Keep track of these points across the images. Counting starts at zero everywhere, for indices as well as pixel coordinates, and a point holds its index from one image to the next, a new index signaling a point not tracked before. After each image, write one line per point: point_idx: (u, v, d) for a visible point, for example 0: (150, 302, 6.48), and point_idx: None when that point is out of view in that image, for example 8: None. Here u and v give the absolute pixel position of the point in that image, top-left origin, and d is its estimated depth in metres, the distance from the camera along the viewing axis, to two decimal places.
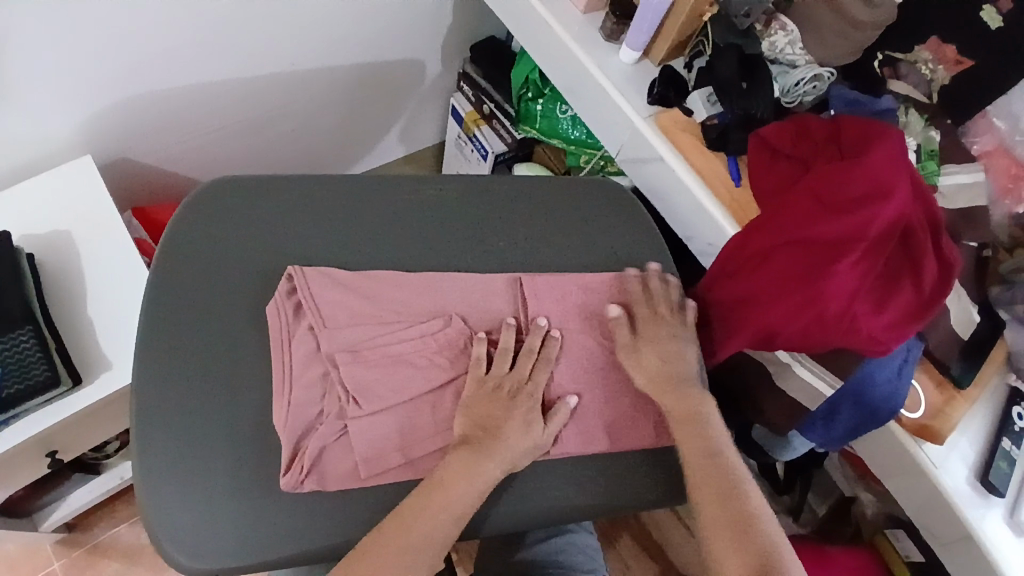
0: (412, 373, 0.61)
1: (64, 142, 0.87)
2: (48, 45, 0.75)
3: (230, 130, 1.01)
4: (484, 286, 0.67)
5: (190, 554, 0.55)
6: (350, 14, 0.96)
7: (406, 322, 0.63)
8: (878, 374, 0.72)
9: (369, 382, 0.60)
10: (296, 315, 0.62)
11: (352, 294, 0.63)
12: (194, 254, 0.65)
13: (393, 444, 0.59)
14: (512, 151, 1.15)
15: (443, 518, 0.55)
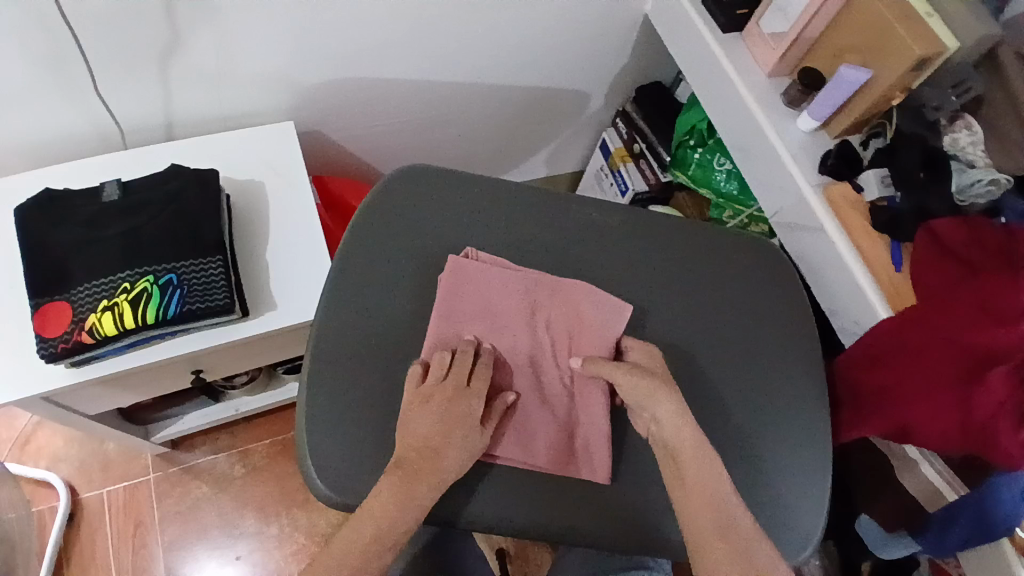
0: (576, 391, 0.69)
1: (272, 106, 0.97)
2: (285, 23, 0.85)
3: (407, 124, 1.10)
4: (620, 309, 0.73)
5: (332, 488, 0.64)
6: (536, 42, 1.03)
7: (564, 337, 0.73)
8: (1004, 489, 0.65)
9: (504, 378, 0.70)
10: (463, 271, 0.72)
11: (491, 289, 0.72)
12: (383, 226, 0.75)
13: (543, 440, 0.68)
14: (652, 192, 1.16)
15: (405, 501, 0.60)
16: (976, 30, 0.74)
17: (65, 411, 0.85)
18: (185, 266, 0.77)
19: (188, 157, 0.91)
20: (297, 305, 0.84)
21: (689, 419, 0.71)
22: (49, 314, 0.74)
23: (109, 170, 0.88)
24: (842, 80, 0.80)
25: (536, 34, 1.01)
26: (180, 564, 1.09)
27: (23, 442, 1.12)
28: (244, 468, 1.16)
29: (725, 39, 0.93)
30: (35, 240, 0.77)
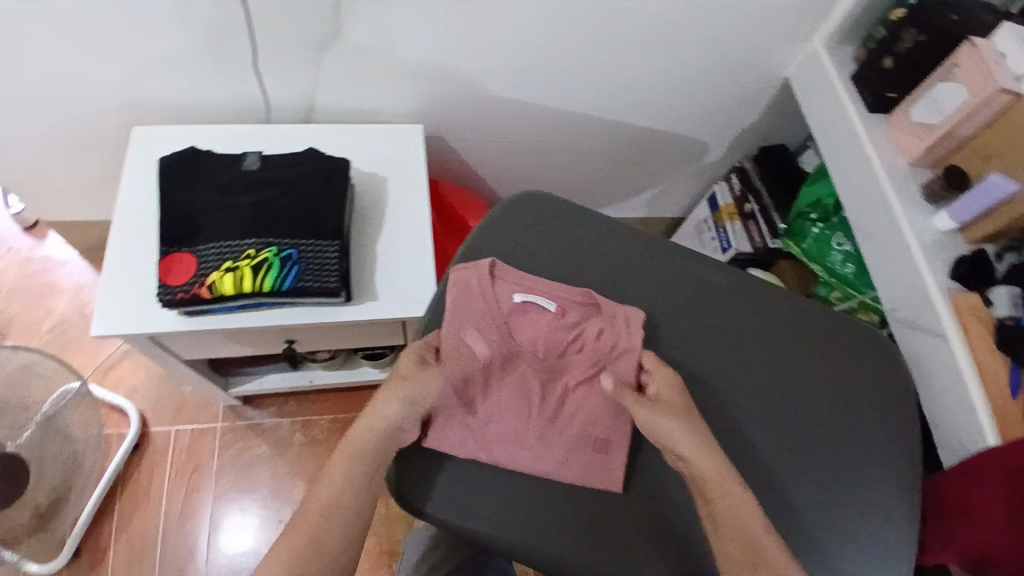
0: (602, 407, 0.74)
1: (405, 108, 1.01)
2: (435, 32, 0.88)
3: (525, 146, 1.12)
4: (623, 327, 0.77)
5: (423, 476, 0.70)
6: (662, 93, 1.04)
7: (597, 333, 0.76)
8: None
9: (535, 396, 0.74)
10: (478, 298, 0.76)
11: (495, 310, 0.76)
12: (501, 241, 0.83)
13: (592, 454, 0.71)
14: (756, 255, 1.15)
15: (359, 446, 0.66)
16: None
17: (163, 355, 0.90)
18: (306, 245, 0.80)
19: (322, 142, 0.95)
20: (396, 301, 0.86)
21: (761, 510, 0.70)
22: (175, 263, 0.78)
23: (250, 140, 0.94)
24: (983, 188, 0.77)
25: (664, 86, 1.03)
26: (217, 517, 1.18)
27: (106, 368, 1.25)
28: (303, 438, 1.24)
29: (867, 119, 0.90)
30: (174, 193, 0.82)
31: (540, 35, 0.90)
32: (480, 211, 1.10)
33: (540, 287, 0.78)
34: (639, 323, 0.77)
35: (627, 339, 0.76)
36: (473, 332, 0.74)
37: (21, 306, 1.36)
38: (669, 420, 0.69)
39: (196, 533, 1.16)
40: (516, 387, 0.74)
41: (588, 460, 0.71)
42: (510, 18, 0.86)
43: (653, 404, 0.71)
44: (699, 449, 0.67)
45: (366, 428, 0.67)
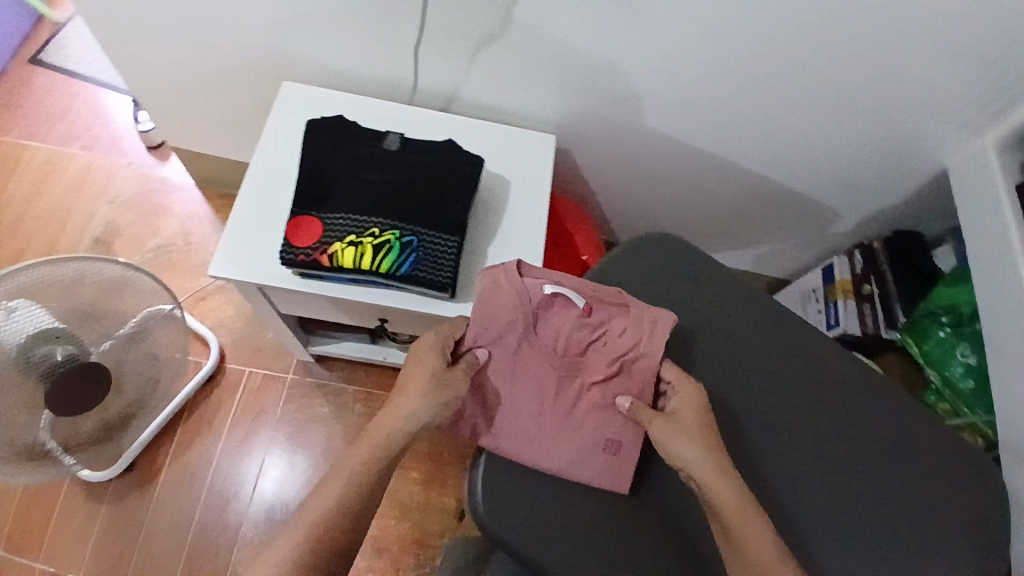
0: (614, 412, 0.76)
1: (544, 114, 1.02)
2: (596, 48, 0.88)
3: (648, 174, 1.11)
4: (647, 336, 0.77)
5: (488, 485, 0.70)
6: (799, 151, 1.02)
7: (620, 331, 0.78)
8: None
9: (548, 388, 0.76)
10: (502, 295, 0.75)
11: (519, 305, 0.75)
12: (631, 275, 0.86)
13: (600, 452, 0.74)
14: (864, 341, 1.11)
15: (375, 447, 0.72)
16: None
17: (265, 305, 0.94)
18: (427, 234, 0.81)
19: (458, 132, 0.97)
20: None
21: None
22: (301, 225, 0.81)
23: (391, 118, 0.96)
24: None
25: (805, 147, 1.00)
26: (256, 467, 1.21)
27: (199, 297, 1.35)
28: (363, 408, 1.28)
29: None
30: (315, 156, 0.85)
31: (697, 70, 0.89)
32: (590, 232, 1.10)
33: (569, 283, 0.78)
34: (667, 324, 0.77)
35: (645, 343, 0.77)
36: (502, 324, 0.75)
37: (135, 219, 1.45)
38: (687, 446, 0.70)
39: (249, 470, 1.21)
40: (535, 376, 0.76)
41: (603, 461, 0.73)
42: (676, 49, 0.86)
43: (668, 422, 0.72)
44: (716, 472, 0.68)
45: (382, 430, 0.72)
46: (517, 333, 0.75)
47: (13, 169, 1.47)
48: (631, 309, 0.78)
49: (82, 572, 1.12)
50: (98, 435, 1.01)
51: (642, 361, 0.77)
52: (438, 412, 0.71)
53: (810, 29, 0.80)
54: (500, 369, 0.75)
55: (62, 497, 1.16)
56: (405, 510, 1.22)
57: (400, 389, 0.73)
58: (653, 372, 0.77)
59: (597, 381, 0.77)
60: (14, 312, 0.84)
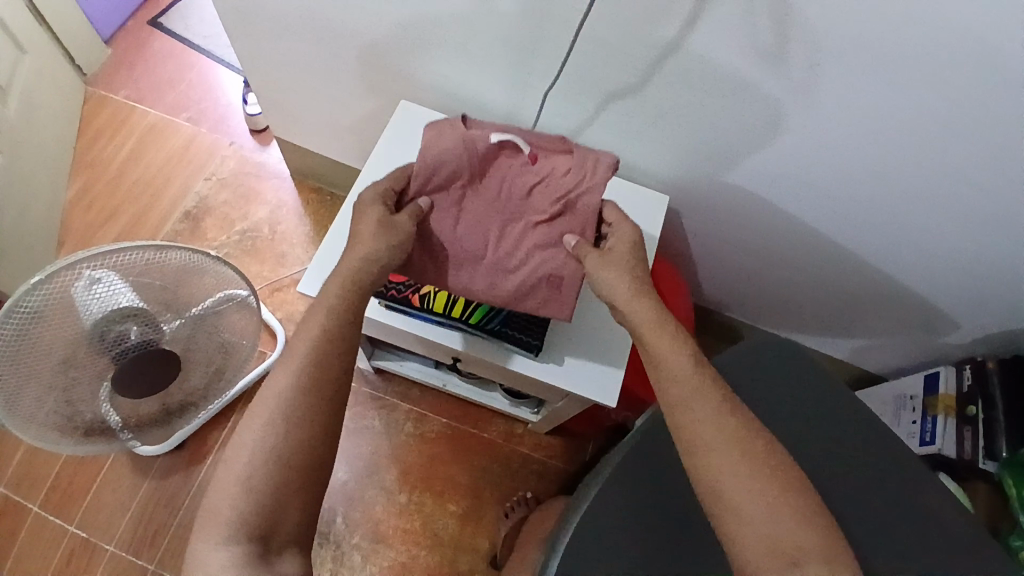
0: (566, 260, 0.79)
1: (656, 172, 0.98)
2: (730, 114, 0.84)
3: (751, 247, 1.06)
4: (572, 159, 0.79)
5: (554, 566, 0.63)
6: (924, 255, 0.94)
7: (565, 173, 0.79)
8: None
9: (484, 218, 0.79)
10: (446, 137, 0.77)
11: (458, 142, 0.77)
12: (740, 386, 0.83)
13: (544, 281, 0.80)
14: (958, 464, 1.03)
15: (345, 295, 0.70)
16: None
17: None
18: None
19: None
20: None
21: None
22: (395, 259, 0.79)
23: None
24: None
25: (932, 250, 0.93)
26: None
27: (274, 289, 1.37)
28: (413, 429, 1.26)
29: None
30: None
31: (834, 153, 0.84)
32: (682, 298, 1.05)
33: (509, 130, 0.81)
34: (606, 163, 0.79)
35: (578, 177, 0.78)
36: (448, 171, 0.77)
37: (227, 197, 1.48)
38: (621, 289, 0.72)
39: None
40: (484, 220, 0.79)
41: (542, 289, 0.80)
42: (818, 126, 0.81)
43: (599, 258, 0.75)
44: (656, 327, 0.68)
45: (344, 273, 0.71)
46: (464, 177, 0.78)
47: (121, 131, 1.53)
48: (573, 152, 0.80)
49: (114, 541, 1.13)
50: (158, 415, 1.02)
51: (583, 197, 0.78)
52: (392, 249, 0.72)
53: (978, 133, 0.73)
54: (447, 215, 0.79)
55: (110, 462, 1.19)
56: (437, 541, 1.18)
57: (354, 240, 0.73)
58: (588, 210, 0.78)
59: (544, 224, 0.79)
60: (96, 283, 0.78)
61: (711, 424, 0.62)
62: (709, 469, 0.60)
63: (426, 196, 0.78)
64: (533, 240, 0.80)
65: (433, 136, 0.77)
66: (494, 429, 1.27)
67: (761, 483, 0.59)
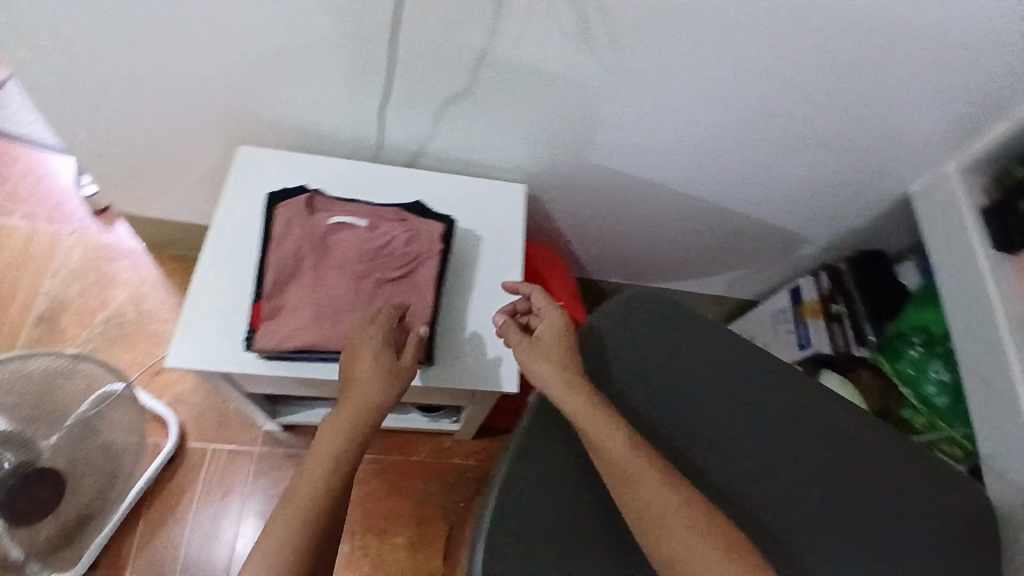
0: (422, 308, 0.77)
1: (512, 164, 1.00)
2: (568, 95, 0.86)
3: (617, 213, 1.11)
4: (410, 224, 0.81)
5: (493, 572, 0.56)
6: (768, 187, 1.03)
7: (408, 239, 0.80)
8: None
9: (333, 284, 0.75)
10: (292, 224, 0.78)
11: (304, 227, 0.78)
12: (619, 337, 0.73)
13: (402, 332, 0.75)
14: (837, 359, 1.10)
15: (329, 448, 0.63)
16: None
17: (230, 383, 0.88)
18: (400, 302, 0.77)
19: (427, 187, 0.94)
20: (477, 369, 0.82)
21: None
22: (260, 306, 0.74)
23: (355, 177, 0.92)
24: None
25: (771, 179, 1.01)
26: (222, 534, 1.15)
27: (154, 372, 1.27)
28: None
29: (991, 253, 0.88)
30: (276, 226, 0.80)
31: (670, 114, 0.89)
32: (564, 275, 1.09)
33: (351, 208, 0.81)
34: (443, 229, 0.82)
35: (421, 238, 0.80)
36: (294, 255, 0.76)
37: (76, 291, 1.35)
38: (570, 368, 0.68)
39: (224, 531, 1.15)
40: (336, 284, 0.75)
41: (400, 339, 0.75)
42: (647, 92, 0.86)
43: (533, 346, 0.72)
44: (590, 405, 0.64)
45: (340, 422, 0.65)
46: (312, 255, 0.76)
47: None
48: (410, 221, 0.82)
49: None
50: (55, 543, 0.92)
51: (428, 262, 0.80)
52: (388, 387, 0.68)
53: (782, 72, 0.81)
54: (299, 287, 0.76)
55: None
56: None
57: (347, 388, 0.68)
58: (436, 266, 0.80)
59: (396, 280, 0.77)
60: None
61: (673, 511, 0.58)
62: (674, 551, 0.56)
63: (281, 283, 0.76)
64: (385, 298, 0.76)
65: (282, 221, 0.78)
66: (422, 449, 1.26)
67: (722, 552, 0.56)
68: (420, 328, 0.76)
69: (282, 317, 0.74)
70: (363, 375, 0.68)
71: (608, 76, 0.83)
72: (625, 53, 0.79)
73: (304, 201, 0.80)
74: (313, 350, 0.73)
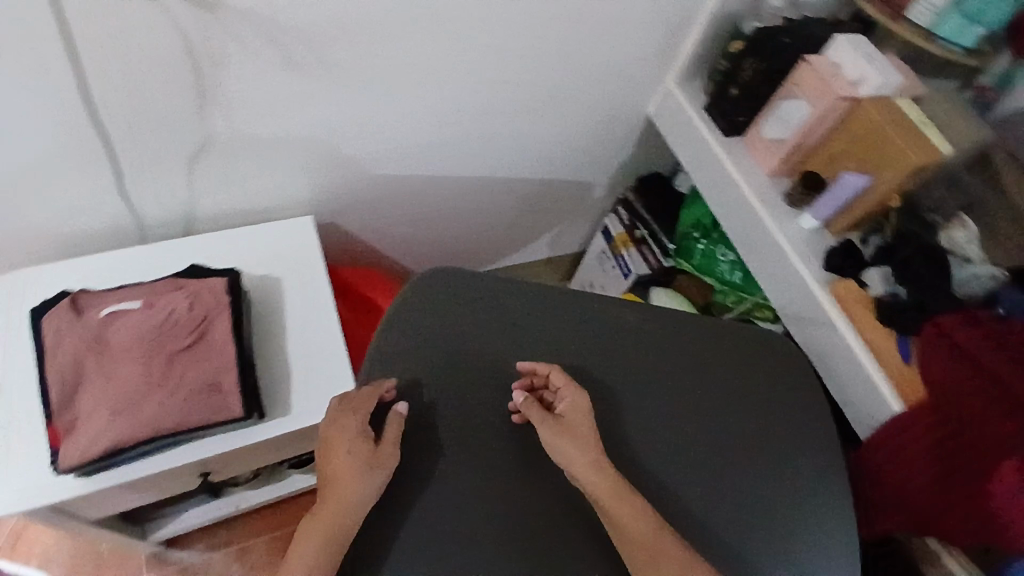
0: (224, 366, 0.77)
1: (293, 202, 0.99)
2: (313, 121, 0.87)
3: (418, 217, 1.14)
4: (190, 288, 0.81)
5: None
6: (538, 148, 1.10)
7: (190, 304, 0.79)
8: None
9: (124, 374, 0.74)
10: (64, 331, 0.76)
11: (77, 331, 0.76)
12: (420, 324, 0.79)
13: (211, 396, 0.76)
14: (654, 276, 1.21)
15: (313, 547, 0.61)
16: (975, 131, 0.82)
17: (64, 518, 0.82)
18: (200, 370, 0.76)
19: (209, 251, 0.91)
20: (311, 406, 0.82)
21: (744, 521, 0.70)
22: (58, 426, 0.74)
23: (127, 267, 0.88)
24: (841, 185, 0.87)
25: (537, 139, 1.08)
26: None
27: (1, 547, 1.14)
28: (243, 566, 1.16)
29: (725, 141, 1.00)
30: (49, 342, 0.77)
31: (417, 109, 0.92)
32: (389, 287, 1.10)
33: (125, 295, 0.80)
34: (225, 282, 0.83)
35: (203, 299, 0.80)
36: (76, 362, 0.75)
37: None
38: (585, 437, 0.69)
39: None
40: (127, 374, 0.74)
41: (210, 403, 0.76)
42: (397, 101, 0.90)
43: (556, 423, 0.69)
44: (612, 485, 0.66)
45: (327, 522, 0.62)
46: (95, 355, 0.75)
47: None
48: (190, 285, 0.82)
49: None
50: None
51: (218, 319, 0.80)
52: (376, 485, 0.64)
53: (494, 43, 0.87)
54: (93, 390, 0.74)
55: None
56: None
57: (328, 484, 0.64)
58: (227, 319, 0.80)
59: (190, 348, 0.77)
60: None
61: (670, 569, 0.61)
62: None
63: (71, 394, 0.74)
64: (181, 368, 0.76)
65: (53, 333, 0.76)
66: None
67: None
68: (229, 385, 0.77)
69: (83, 426, 0.73)
70: (348, 470, 0.64)
71: (356, 95, 0.86)
72: (360, 62, 0.82)
73: (72, 305, 0.78)
74: (126, 449, 0.72)
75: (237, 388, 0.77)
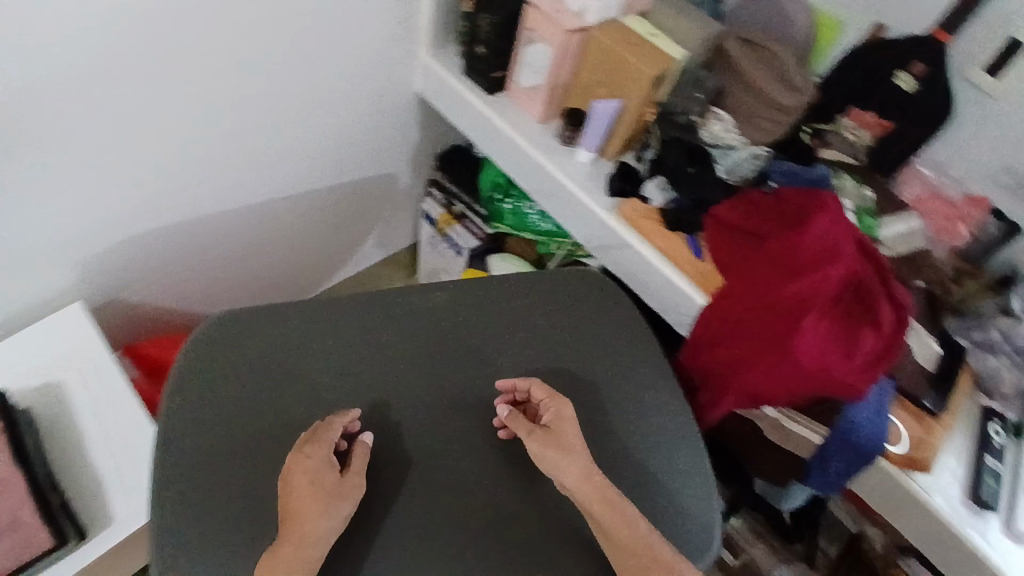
0: (20, 499, 0.73)
1: (59, 290, 0.89)
2: (37, 196, 0.77)
3: (218, 263, 1.06)
4: None
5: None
6: (319, 155, 1.05)
7: None
8: (859, 414, 0.76)
9: None
10: None
11: None
12: (213, 374, 0.70)
13: (12, 535, 0.71)
14: (485, 245, 1.21)
15: None
16: (696, 34, 0.90)
17: None
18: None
19: None
20: (134, 506, 0.78)
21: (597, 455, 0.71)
22: None
23: None
24: (598, 113, 0.91)
25: (312, 146, 1.02)
26: None
27: None
28: None
29: (491, 100, 1.00)
30: None
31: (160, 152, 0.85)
32: None
33: None
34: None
35: None
36: None
37: None
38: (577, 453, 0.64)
39: None
40: None
41: (14, 542, 0.71)
42: (132, 155, 0.82)
43: (545, 434, 0.65)
44: (600, 490, 0.62)
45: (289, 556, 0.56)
46: None
47: None
48: None
49: None
50: None
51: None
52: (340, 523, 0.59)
53: (215, 62, 0.81)
54: None
55: None
56: None
57: (292, 516, 0.58)
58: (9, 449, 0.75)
59: None
60: None
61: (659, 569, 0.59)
62: None
63: None
64: None
65: None
66: None
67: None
68: (31, 517, 0.73)
69: None
70: (309, 503, 0.58)
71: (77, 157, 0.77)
72: (68, 118, 0.73)
73: None
74: None
75: (40, 518, 0.73)
